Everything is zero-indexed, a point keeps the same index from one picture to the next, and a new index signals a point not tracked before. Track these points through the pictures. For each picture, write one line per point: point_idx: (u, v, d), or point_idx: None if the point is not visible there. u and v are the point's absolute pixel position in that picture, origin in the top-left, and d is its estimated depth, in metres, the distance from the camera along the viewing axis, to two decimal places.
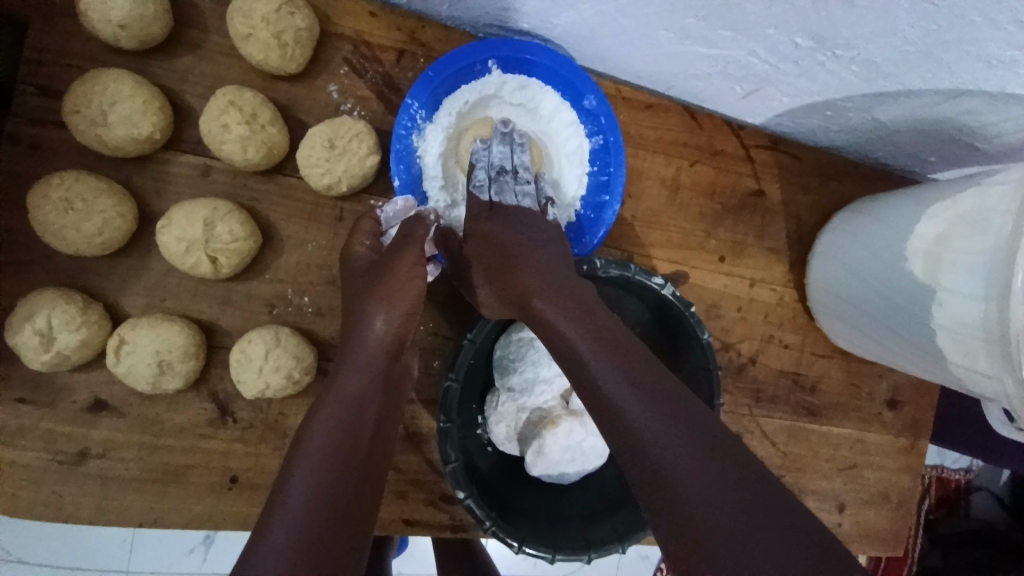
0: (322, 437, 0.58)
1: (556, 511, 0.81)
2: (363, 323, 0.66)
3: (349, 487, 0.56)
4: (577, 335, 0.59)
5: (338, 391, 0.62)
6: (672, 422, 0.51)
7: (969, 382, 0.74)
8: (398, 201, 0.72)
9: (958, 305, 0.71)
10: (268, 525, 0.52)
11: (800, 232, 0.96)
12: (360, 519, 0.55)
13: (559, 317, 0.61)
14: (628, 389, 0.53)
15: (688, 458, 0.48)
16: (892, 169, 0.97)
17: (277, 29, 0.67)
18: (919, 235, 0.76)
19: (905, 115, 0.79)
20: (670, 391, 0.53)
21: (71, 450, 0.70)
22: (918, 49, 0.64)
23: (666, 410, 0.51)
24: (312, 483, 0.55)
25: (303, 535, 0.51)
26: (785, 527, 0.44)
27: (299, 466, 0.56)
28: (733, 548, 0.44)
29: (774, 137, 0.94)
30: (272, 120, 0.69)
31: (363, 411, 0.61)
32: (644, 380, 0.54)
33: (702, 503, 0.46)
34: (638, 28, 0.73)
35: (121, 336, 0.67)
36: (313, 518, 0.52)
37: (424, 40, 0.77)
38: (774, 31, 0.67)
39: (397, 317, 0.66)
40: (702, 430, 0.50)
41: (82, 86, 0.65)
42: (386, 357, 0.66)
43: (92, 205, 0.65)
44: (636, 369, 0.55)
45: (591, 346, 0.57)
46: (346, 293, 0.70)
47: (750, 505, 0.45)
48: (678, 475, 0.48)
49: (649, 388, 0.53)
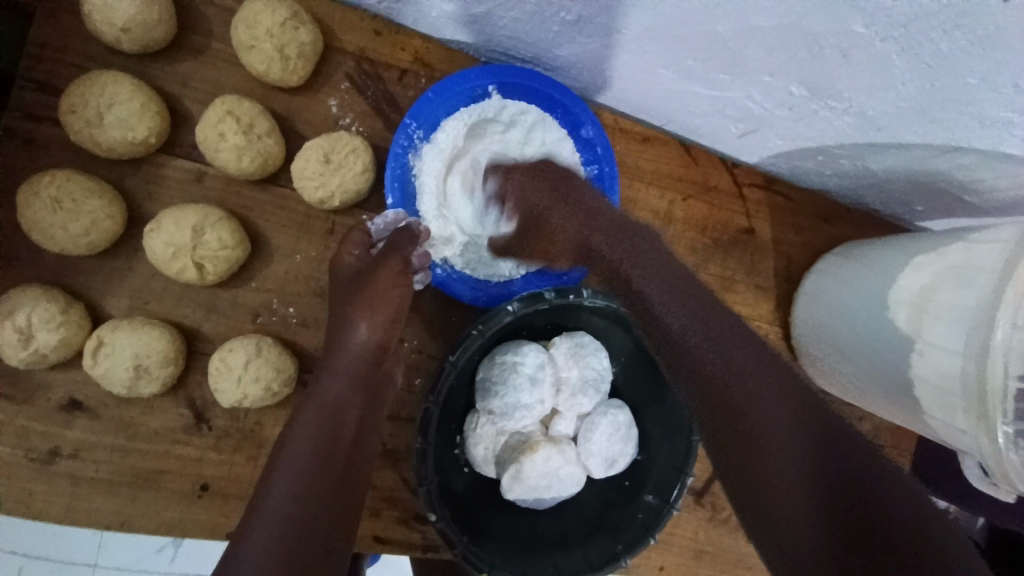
0: (297, 458, 0.59)
1: (529, 538, 0.80)
2: (344, 336, 0.67)
3: (315, 514, 0.56)
4: (677, 287, 0.63)
5: (316, 407, 0.63)
6: (743, 373, 0.57)
7: (940, 431, 0.76)
8: (388, 214, 0.72)
9: (937, 358, 0.71)
10: (238, 548, 0.53)
11: (788, 270, 0.97)
12: (329, 547, 0.56)
13: (665, 274, 0.64)
14: (705, 344, 0.59)
15: (754, 402, 0.56)
16: (883, 215, 0.99)
17: (281, 42, 0.68)
18: (903, 285, 0.77)
19: (897, 166, 0.80)
20: (735, 346, 0.59)
21: (43, 448, 0.69)
22: (911, 107, 0.66)
23: (729, 354, 0.58)
24: (280, 509, 0.56)
25: (270, 561, 0.52)
26: (840, 461, 0.51)
27: (271, 489, 0.57)
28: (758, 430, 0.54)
29: (768, 176, 0.95)
30: (270, 130, 0.69)
31: (337, 431, 0.62)
32: (722, 336, 0.59)
33: (762, 436, 0.54)
34: (639, 64, 0.73)
35: (100, 337, 0.66)
36: (278, 543, 0.53)
37: (428, 61, 0.77)
38: (770, 78, 0.68)
39: (379, 324, 0.68)
40: (763, 374, 0.57)
41: (81, 87, 0.65)
42: (366, 367, 0.66)
43: (81, 205, 0.64)
44: (717, 326, 0.60)
45: (687, 302, 0.62)
46: (331, 305, 0.70)
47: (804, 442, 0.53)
48: (740, 412, 0.56)
49: (723, 343, 0.59)
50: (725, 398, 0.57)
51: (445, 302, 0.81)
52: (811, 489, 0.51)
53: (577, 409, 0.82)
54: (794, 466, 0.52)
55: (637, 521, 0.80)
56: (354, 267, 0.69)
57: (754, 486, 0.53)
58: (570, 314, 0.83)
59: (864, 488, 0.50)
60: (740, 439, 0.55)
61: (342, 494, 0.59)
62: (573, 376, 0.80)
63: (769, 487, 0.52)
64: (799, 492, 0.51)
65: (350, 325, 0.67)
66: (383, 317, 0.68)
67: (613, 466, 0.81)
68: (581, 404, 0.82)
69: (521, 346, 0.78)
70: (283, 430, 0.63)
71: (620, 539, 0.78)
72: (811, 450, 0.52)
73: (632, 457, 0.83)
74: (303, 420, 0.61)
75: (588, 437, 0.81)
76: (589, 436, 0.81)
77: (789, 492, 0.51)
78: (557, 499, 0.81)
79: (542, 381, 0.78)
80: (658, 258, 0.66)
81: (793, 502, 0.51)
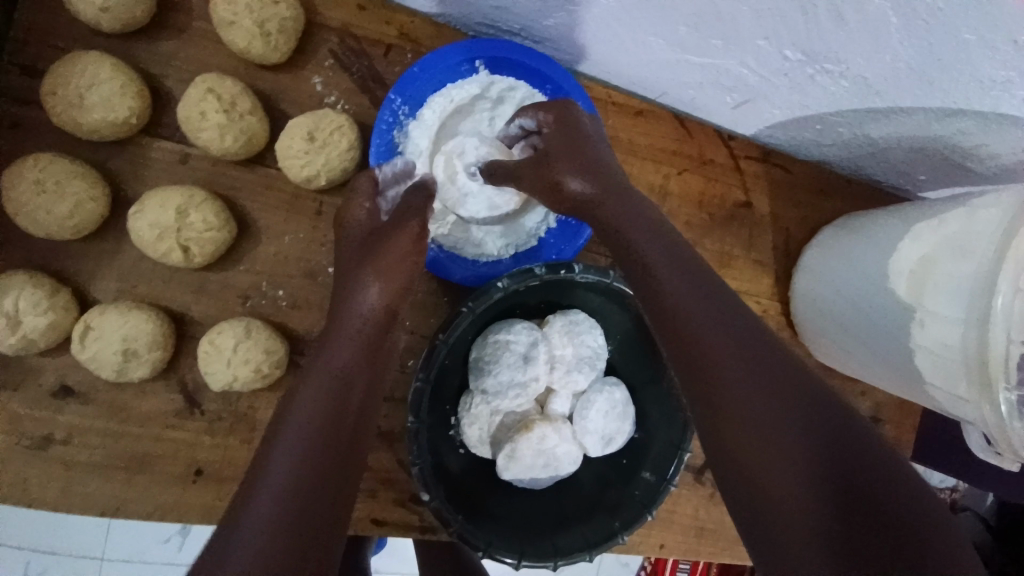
0: (298, 433, 0.56)
1: (527, 518, 0.80)
2: (351, 296, 0.64)
3: (314, 497, 0.53)
4: (691, 285, 0.57)
5: (321, 376, 0.60)
6: (750, 377, 0.50)
7: (943, 402, 0.75)
8: (398, 162, 0.72)
9: (939, 329, 0.70)
10: (232, 533, 0.50)
11: (788, 244, 0.95)
12: (330, 534, 0.53)
13: (677, 275, 0.58)
14: (715, 344, 0.53)
15: (764, 406, 0.49)
16: (884, 187, 0.97)
17: (261, 17, 0.66)
18: (903, 255, 0.75)
19: (895, 133, 0.78)
20: (738, 328, 0.54)
21: (38, 434, 0.69)
22: (909, 67, 0.63)
23: (720, 331, 0.53)
24: (279, 487, 0.53)
25: (270, 545, 0.49)
26: (850, 465, 0.44)
27: (270, 467, 0.54)
28: (751, 416, 0.49)
29: (766, 149, 0.93)
30: (252, 109, 0.68)
31: (340, 407, 0.59)
32: (713, 302, 0.56)
33: (772, 448, 0.47)
34: (628, 34, 0.72)
35: (87, 321, 0.66)
36: (279, 526, 0.50)
37: (414, 36, 0.76)
38: (764, 42, 0.66)
39: (387, 283, 0.65)
40: (757, 356, 0.52)
41: (61, 69, 0.64)
42: (376, 329, 0.64)
43: (64, 187, 0.64)
44: (710, 290, 0.57)
45: (702, 298, 0.56)
46: (339, 260, 0.69)
47: (800, 439, 0.46)
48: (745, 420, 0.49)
49: (732, 345, 0.52)
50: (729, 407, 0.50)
51: (437, 282, 0.80)
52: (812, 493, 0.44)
53: (573, 387, 0.82)
54: (808, 483, 0.44)
55: (635, 498, 0.79)
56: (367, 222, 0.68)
57: (745, 482, 0.48)
58: (565, 291, 0.82)
59: (880, 488, 0.43)
60: (745, 452, 0.48)
61: (343, 475, 0.57)
62: (568, 354, 0.80)
63: (762, 483, 0.46)
64: (797, 495, 0.44)
65: (359, 285, 0.65)
66: (395, 278, 0.65)
67: (610, 445, 0.81)
68: (576, 382, 0.81)
69: (514, 325, 0.77)
70: (281, 403, 0.60)
71: (618, 516, 0.77)
72: (813, 447, 0.46)
73: (630, 435, 0.82)
74: (304, 387, 0.60)
75: (584, 415, 0.80)
76: (585, 414, 0.80)
77: (785, 493, 0.45)
78: (555, 478, 0.81)
79: (535, 359, 0.77)
80: (650, 230, 0.62)
81: (785, 504, 0.45)
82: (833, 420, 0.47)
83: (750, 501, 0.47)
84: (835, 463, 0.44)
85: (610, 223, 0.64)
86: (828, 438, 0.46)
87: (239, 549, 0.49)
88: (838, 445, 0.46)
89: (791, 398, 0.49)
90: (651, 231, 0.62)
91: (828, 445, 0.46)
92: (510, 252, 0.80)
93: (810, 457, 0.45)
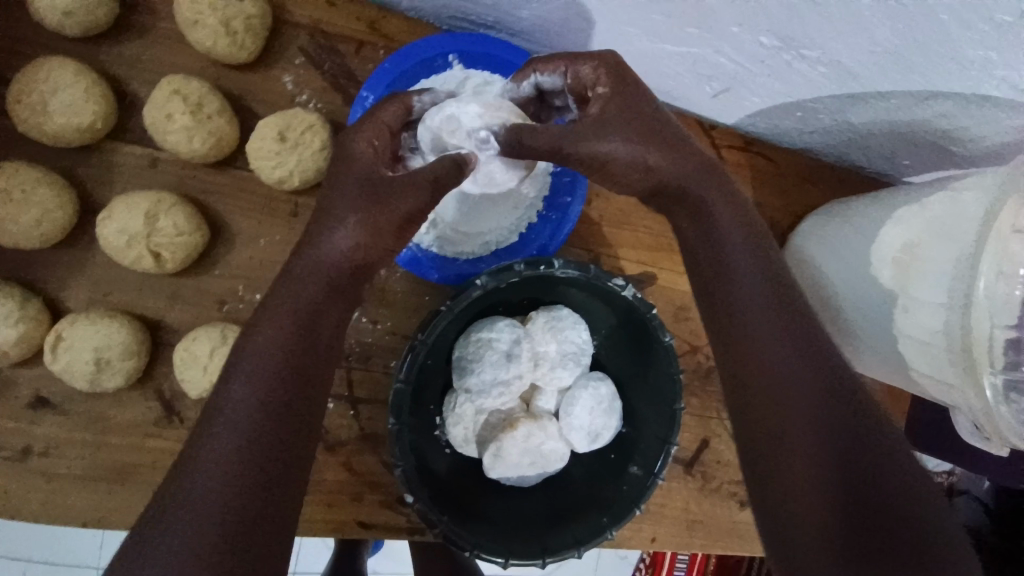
0: (255, 380, 0.55)
1: (515, 517, 0.79)
2: (325, 237, 0.58)
3: (271, 444, 0.53)
4: (760, 295, 0.59)
5: (283, 316, 0.57)
6: (781, 370, 0.56)
7: (931, 389, 0.74)
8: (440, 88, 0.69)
9: (923, 315, 0.69)
10: (188, 472, 0.51)
11: (773, 233, 0.94)
12: (289, 476, 0.54)
13: (746, 285, 0.60)
14: (761, 344, 0.57)
15: (801, 406, 0.54)
16: (869, 172, 0.96)
17: (226, 16, 0.65)
18: (885, 242, 0.75)
19: (876, 118, 0.78)
20: (786, 328, 0.58)
21: (15, 447, 0.68)
22: (886, 50, 0.63)
23: (773, 334, 0.58)
24: (236, 430, 0.52)
25: (225, 487, 0.50)
26: (869, 466, 0.51)
27: (224, 412, 0.53)
28: (785, 422, 0.54)
29: (748, 137, 0.92)
30: (220, 110, 0.67)
31: (301, 355, 0.57)
32: (777, 306, 0.59)
33: (794, 435, 0.53)
34: (602, 23, 0.70)
35: (60, 332, 0.65)
36: (234, 467, 0.51)
37: (385, 31, 0.74)
38: (738, 29, 0.65)
39: (364, 228, 0.58)
40: (810, 360, 0.56)
41: (25, 76, 0.64)
42: (335, 277, 0.59)
43: (30, 196, 0.63)
44: (775, 293, 0.59)
45: (766, 308, 0.59)
46: (323, 192, 0.60)
47: (822, 441, 0.52)
48: (773, 409, 0.55)
49: (794, 349, 0.57)
50: (765, 395, 0.56)
51: (417, 281, 0.79)
52: (831, 483, 0.51)
53: (558, 384, 0.81)
54: (813, 458, 0.52)
55: (623, 493, 0.78)
56: (365, 163, 0.60)
57: (769, 474, 0.54)
58: (548, 288, 0.81)
59: (898, 481, 0.50)
60: (766, 436, 0.55)
61: (302, 425, 0.56)
62: (551, 350, 0.79)
63: (780, 474, 0.53)
64: (819, 489, 0.51)
65: (335, 224, 0.58)
66: (381, 226, 0.59)
67: (597, 440, 0.80)
68: (561, 378, 0.80)
69: (495, 323, 0.77)
70: (238, 343, 0.57)
71: (606, 512, 0.76)
72: (835, 453, 0.51)
73: (617, 430, 0.82)
74: (239, 365, 0.55)
75: (570, 411, 0.79)
76: (571, 410, 0.79)
77: (806, 490, 0.52)
78: (542, 475, 0.80)
79: (518, 356, 0.77)
80: (730, 214, 0.63)
81: (807, 494, 0.51)
82: (865, 428, 0.53)
83: (764, 479, 0.54)
84: (848, 460, 0.51)
85: (700, 213, 0.64)
86: (846, 442, 0.52)
87: (195, 490, 0.50)
88: (859, 446, 0.51)
89: (830, 408, 0.54)
90: (723, 215, 0.63)
91: (833, 428, 0.52)
92: (490, 249, 0.80)
93: (826, 456, 0.52)
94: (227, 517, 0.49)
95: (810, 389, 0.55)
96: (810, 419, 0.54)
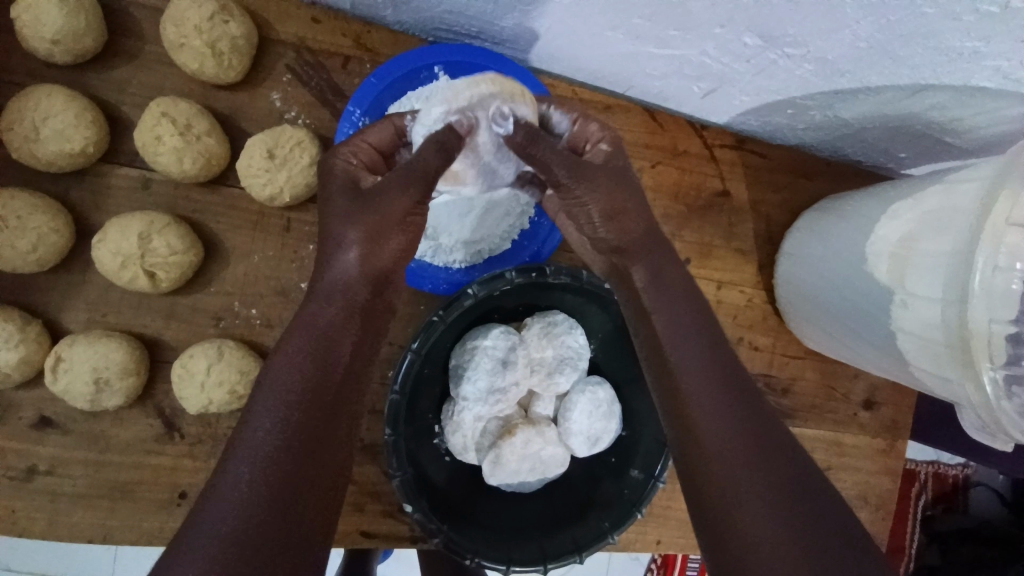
0: (276, 402, 0.54)
1: (516, 522, 0.79)
2: (332, 261, 0.59)
3: (294, 468, 0.52)
4: (700, 351, 0.59)
5: (302, 340, 0.57)
6: (707, 392, 0.57)
7: (933, 385, 0.73)
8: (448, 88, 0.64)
9: (922, 310, 0.69)
10: (207, 503, 0.49)
11: (769, 231, 0.93)
12: (312, 503, 0.52)
13: (688, 339, 0.60)
14: (703, 399, 0.57)
15: (726, 427, 0.55)
16: (866, 165, 0.95)
17: (211, 37, 0.66)
18: (881, 236, 0.74)
19: (868, 112, 0.77)
20: (710, 352, 0.60)
21: (20, 467, 0.69)
22: (870, 45, 0.62)
23: (699, 358, 0.59)
24: (256, 456, 0.51)
25: (247, 515, 0.48)
26: (800, 485, 0.52)
27: (245, 439, 0.52)
28: (719, 447, 0.54)
29: (740, 136, 0.92)
30: (209, 130, 0.68)
31: (322, 376, 0.56)
32: (701, 331, 0.61)
33: (734, 489, 0.52)
34: (585, 29, 0.70)
35: (58, 353, 0.66)
36: (256, 494, 0.49)
37: (371, 45, 0.75)
38: (721, 30, 0.64)
39: (364, 240, 0.58)
40: (732, 382, 0.58)
41: (17, 104, 0.65)
42: (357, 299, 0.59)
43: (25, 221, 0.64)
44: (697, 317, 0.62)
45: (710, 366, 0.59)
46: (322, 214, 0.61)
47: (755, 466, 0.53)
48: (716, 463, 0.54)
49: (715, 369, 0.58)
50: (709, 448, 0.55)
51: (411, 291, 0.79)
52: (771, 506, 0.50)
53: (555, 389, 0.81)
54: (749, 482, 0.52)
55: (624, 497, 0.79)
56: (347, 177, 0.60)
57: (712, 505, 0.53)
58: (543, 293, 0.81)
59: (824, 500, 0.51)
60: (710, 480, 0.54)
61: (326, 448, 0.54)
62: (547, 356, 0.79)
63: (721, 501, 0.52)
64: (760, 512, 0.50)
65: (341, 244, 0.58)
66: (387, 243, 0.59)
67: (597, 444, 0.80)
68: (558, 383, 0.80)
69: (490, 330, 0.77)
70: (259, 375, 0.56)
71: (606, 516, 0.77)
72: (765, 474, 0.52)
73: (618, 433, 0.81)
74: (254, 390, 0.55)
75: (568, 416, 0.79)
76: (569, 415, 0.79)
77: (747, 514, 0.50)
78: (543, 481, 0.80)
79: (513, 362, 0.77)
80: (653, 240, 0.65)
81: (749, 518, 0.50)
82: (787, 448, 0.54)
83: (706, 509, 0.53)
84: (784, 483, 0.52)
85: (636, 248, 0.65)
86: (772, 460, 0.53)
87: (215, 522, 0.48)
88: (784, 465, 0.53)
89: (755, 430, 0.55)
90: (650, 241, 0.65)
91: (762, 452, 0.53)
92: (483, 257, 0.80)
93: (757, 478, 0.52)
94: (233, 546, 0.47)
95: (739, 411, 0.56)
96: (742, 441, 0.54)
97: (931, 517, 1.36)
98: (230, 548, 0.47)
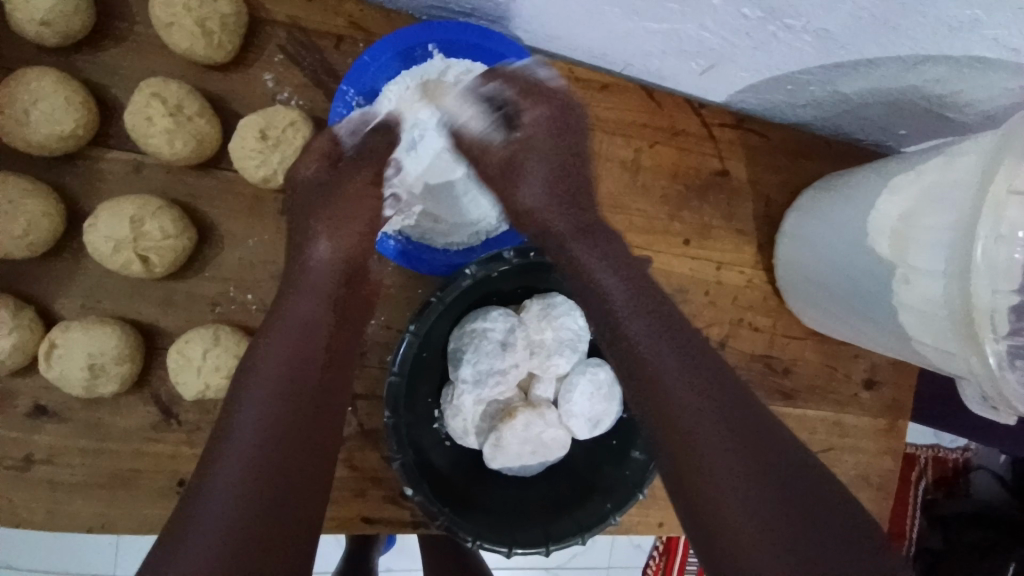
0: (255, 396, 0.57)
1: (518, 506, 0.79)
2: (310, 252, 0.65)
3: (285, 455, 0.56)
4: (669, 341, 0.63)
5: (270, 339, 0.60)
6: (678, 377, 0.61)
7: (936, 360, 0.73)
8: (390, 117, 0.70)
9: (923, 285, 0.68)
10: (211, 488, 0.53)
11: (769, 211, 0.93)
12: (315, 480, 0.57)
13: (654, 331, 0.64)
14: (670, 387, 0.61)
15: (700, 408, 0.60)
16: (865, 144, 0.94)
17: (201, 16, 0.65)
18: (883, 211, 0.73)
19: (868, 86, 0.76)
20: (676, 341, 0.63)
21: (17, 456, 0.69)
22: (870, 15, 0.61)
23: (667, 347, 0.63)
24: (254, 443, 0.55)
25: (241, 501, 0.53)
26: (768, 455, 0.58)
27: (229, 435, 0.55)
28: (694, 428, 0.59)
29: (739, 115, 0.91)
30: (200, 111, 0.67)
31: (297, 366, 0.59)
32: (663, 320, 0.65)
33: (714, 469, 0.57)
34: (581, 4, 0.69)
35: (52, 339, 0.65)
36: (251, 480, 0.54)
37: (364, 24, 0.74)
38: (719, 2, 0.63)
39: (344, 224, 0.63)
40: (700, 368, 0.62)
41: (4, 86, 0.64)
42: (333, 286, 0.64)
43: (16, 207, 0.63)
44: (659, 307, 0.65)
45: (673, 354, 0.62)
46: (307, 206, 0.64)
47: (729, 442, 0.58)
48: (693, 445, 0.59)
49: (680, 355, 0.63)
50: (687, 430, 0.59)
51: (408, 275, 0.79)
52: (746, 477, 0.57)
53: (555, 371, 0.80)
54: (724, 455, 0.58)
55: (626, 478, 0.78)
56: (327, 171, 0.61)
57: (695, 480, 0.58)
58: (542, 275, 0.80)
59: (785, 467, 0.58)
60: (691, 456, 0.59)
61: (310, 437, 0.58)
62: (547, 338, 0.78)
63: (702, 476, 0.58)
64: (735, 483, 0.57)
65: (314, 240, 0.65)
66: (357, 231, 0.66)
67: (598, 427, 0.79)
68: (558, 365, 0.80)
69: (489, 312, 0.76)
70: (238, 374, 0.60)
71: (608, 498, 0.76)
72: (738, 448, 0.58)
73: (619, 415, 0.81)
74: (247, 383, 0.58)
75: (569, 398, 0.78)
76: (570, 397, 0.78)
77: (722, 486, 0.57)
78: (545, 464, 0.80)
79: (512, 344, 0.76)
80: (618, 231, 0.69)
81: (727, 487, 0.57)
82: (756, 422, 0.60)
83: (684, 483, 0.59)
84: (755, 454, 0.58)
85: (609, 235, 0.68)
86: (742, 435, 0.59)
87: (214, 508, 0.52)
88: (753, 438, 0.59)
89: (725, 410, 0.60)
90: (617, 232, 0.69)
91: (736, 430, 0.59)
92: (481, 239, 0.78)
93: (730, 452, 0.58)
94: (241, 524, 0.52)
95: (711, 393, 0.60)
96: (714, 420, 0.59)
97: (932, 501, 1.37)
98: (232, 534, 0.51)
